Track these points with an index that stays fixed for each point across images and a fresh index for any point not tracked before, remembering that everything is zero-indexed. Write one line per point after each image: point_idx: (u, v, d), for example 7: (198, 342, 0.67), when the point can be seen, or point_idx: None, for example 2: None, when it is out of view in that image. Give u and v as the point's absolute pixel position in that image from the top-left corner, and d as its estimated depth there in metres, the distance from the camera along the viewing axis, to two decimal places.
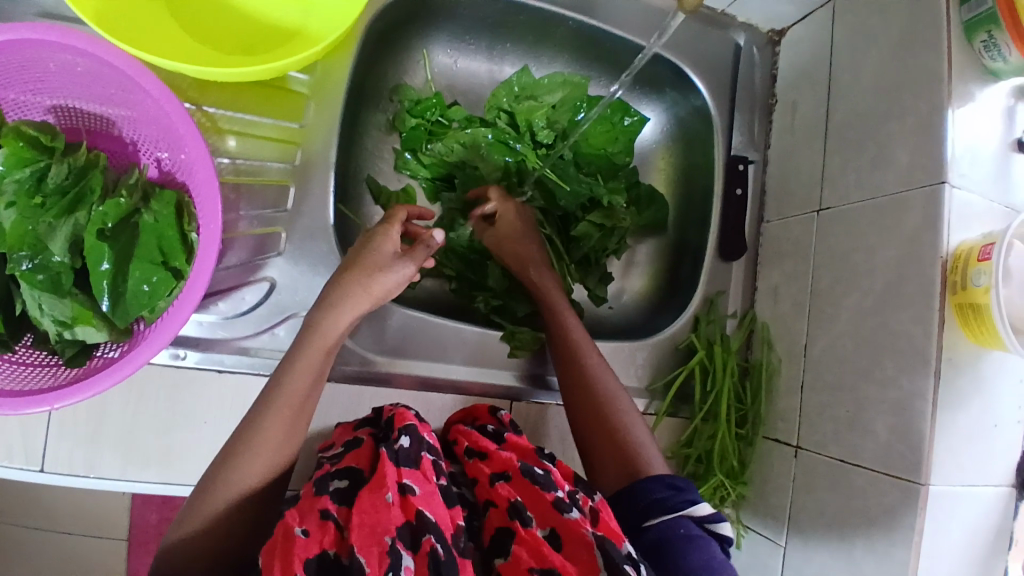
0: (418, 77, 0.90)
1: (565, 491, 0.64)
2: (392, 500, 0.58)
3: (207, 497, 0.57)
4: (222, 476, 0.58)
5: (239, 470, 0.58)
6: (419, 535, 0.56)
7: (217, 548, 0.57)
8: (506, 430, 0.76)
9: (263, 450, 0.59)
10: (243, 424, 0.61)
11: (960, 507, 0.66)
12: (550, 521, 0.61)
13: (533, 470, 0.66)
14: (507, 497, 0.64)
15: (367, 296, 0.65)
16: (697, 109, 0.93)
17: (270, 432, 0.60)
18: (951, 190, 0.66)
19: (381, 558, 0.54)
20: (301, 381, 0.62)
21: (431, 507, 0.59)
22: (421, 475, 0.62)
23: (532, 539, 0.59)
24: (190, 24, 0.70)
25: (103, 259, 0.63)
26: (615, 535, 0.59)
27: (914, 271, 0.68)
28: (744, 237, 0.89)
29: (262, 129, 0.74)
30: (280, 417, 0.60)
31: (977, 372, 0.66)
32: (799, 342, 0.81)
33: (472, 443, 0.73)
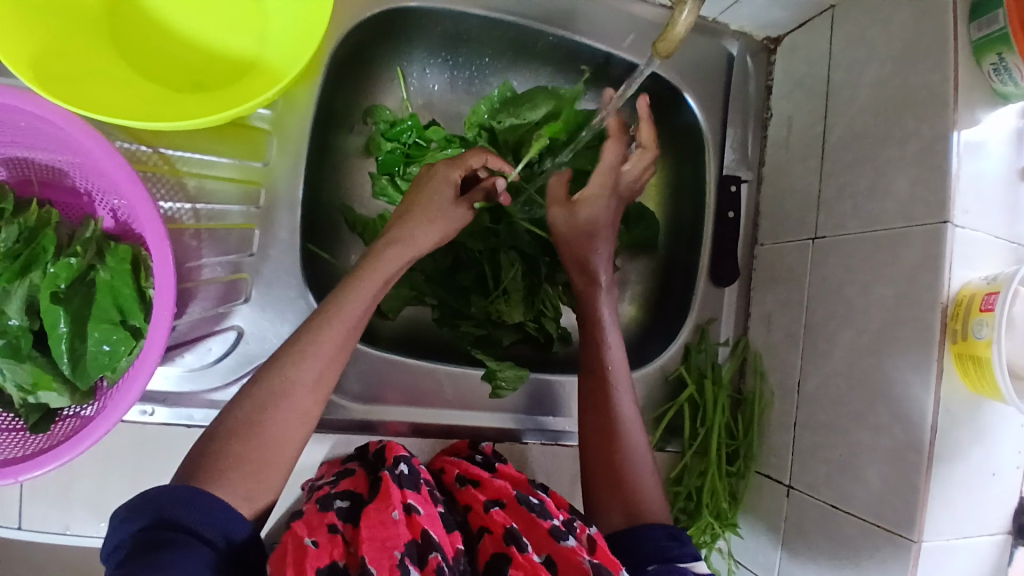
0: (394, 97, 0.85)
1: (560, 519, 0.63)
2: (398, 517, 0.57)
3: (254, 409, 0.54)
4: (272, 391, 0.55)
5: (291, 384, 0.56)
6: (426, 553, 0.56)
7: (266, 463, 0.53)
8: (493, 460, 0.75)
9: (312, 367, 0.57)
10: (296, 341, 0.57)
11: (953, 559, 0.64)
12: (545, 548, 0.60)
13: (529, 499, 0.65)
14: (503, 523, 0.62)
15: (428, 236, 0.67)
16: (687, 124, 0.88)
17: (322, 350, 0.58)
18: (954, 230, 0.61)
19: (392, 569, 0.53)
20: (358, 303, 0.60)
21: (435, 528, 0.59)
22: (424, 498, 0.62)
23: (528, 563, 0.57)
24: (140, 63, 0.67)
25: (59, 321, 0.62)
26: (610, 563, 0.57)
27: (912, 315, 0.64)
28: (736, 261, 0.86)
29: (222, 169, 0.71)
30: (336, 334, 0.59)
31: (975, 420, 0.63)
32: (792, 375, 0.78)
33: (464, 471, 0.72)
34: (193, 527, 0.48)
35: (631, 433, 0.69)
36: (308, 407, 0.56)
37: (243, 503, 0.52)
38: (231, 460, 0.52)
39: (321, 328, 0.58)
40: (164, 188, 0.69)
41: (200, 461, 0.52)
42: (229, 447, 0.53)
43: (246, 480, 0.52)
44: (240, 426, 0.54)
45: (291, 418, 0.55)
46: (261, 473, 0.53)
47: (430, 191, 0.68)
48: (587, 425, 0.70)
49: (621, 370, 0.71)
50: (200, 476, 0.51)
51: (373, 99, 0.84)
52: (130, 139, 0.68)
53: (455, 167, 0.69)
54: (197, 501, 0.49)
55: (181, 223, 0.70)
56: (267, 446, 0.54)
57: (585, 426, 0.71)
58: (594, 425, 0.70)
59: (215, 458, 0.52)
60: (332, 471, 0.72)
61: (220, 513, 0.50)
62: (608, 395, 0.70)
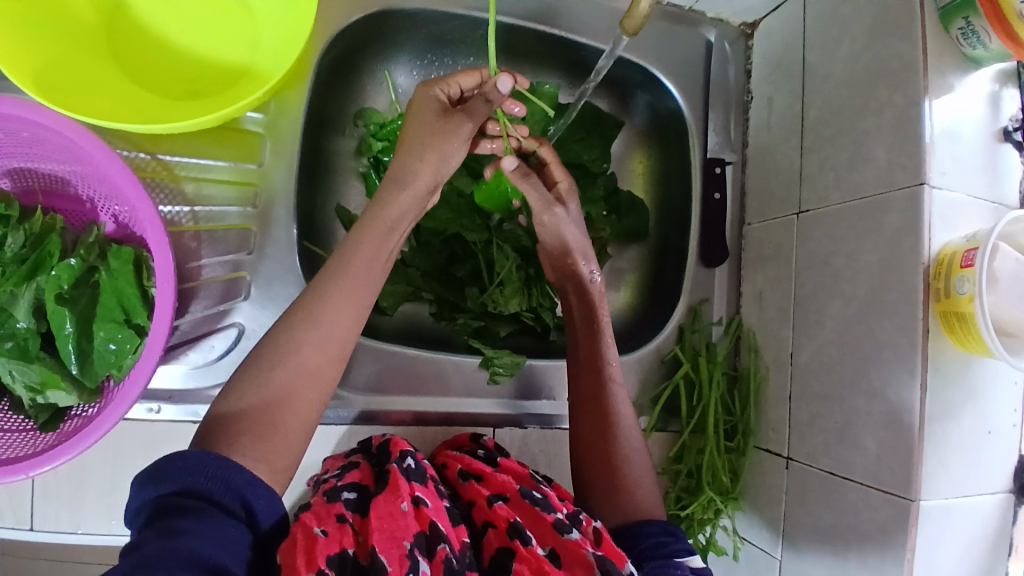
0: (383, 99, 0.87)
1: (564, 512, 0.62)
2: (406, 508, 0.56)
3: (269, 364, 0.55)
4: (281, 352, 0.55)
5: (298, 344, 0.55)
6: (434, 544, 0.54)
7: (277, 425, 0.53)
8: (497, 454, 0.73)
9: (320, 328, 0.56)
10: (304, 302, 0.57)
11: (955, 519, 0.64)
12: (550, 541, 0.58)
13: (533, 493, 0.63)
14: (507, 517, 0.60)
15: (426, 167, 0.62)
16: (671, 111, 0.90)
17: (331, 309, 0.57)
18: (932, 190, 0.62)
19: (401, 560, 0.51)
20: (368, 255, 0.60)
21: (443, 520, 0.57)
22: (431, 492, 0.60)
23: (534, 556, 0.56)
24: (137, 74, 0.70)
25: (65, 322, 0.64)
26: (616, 556, 0.56)
27: (897, 277, 0.64)
28: (724, 242, 0.87)
29: (220, 172, 0.73)
30: (347, 293, 0.58)
31: (966, 378, 0.63)
32: (785, 349, 0.79)
33: (467, 466, 0.70)
34: (209, 494, 0.48)
35: (621, 434, 0.68)
36: (320, 368, 0.56)
37: (259, 465, 0.52)
38: (245, 422, 0.53)
39: (331, 285, 0.58)
40: (164, 194, 0.72)
41: (217, 424, 0.53)
42: (241, 409, 0.53)
43: (260, 442, 0.52)
44: (251, 385, 0.54)
45: (300, 376, 0.55)
46: (272, 436, 0.53)
47: (412, 122, 0.63)
48: (581, 428, 0.70)
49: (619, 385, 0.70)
50: (213, 440, 0.51)
51: (362, 103, 0.86)
52: (129, 147, 0.71)
53: (437, 86, 0.64)
54: (210, 466, 0.49)
55: (181, 225, 0.72)
56: (277, 406, 0.54)
57: (579, 430, 0.70)
58: (591, 429, 0.69)
59: (230, 420, 0.53)
60: (337, 464, 0.69)
61: (237, 479, 0.50)
62: (607, 406, 0.69)
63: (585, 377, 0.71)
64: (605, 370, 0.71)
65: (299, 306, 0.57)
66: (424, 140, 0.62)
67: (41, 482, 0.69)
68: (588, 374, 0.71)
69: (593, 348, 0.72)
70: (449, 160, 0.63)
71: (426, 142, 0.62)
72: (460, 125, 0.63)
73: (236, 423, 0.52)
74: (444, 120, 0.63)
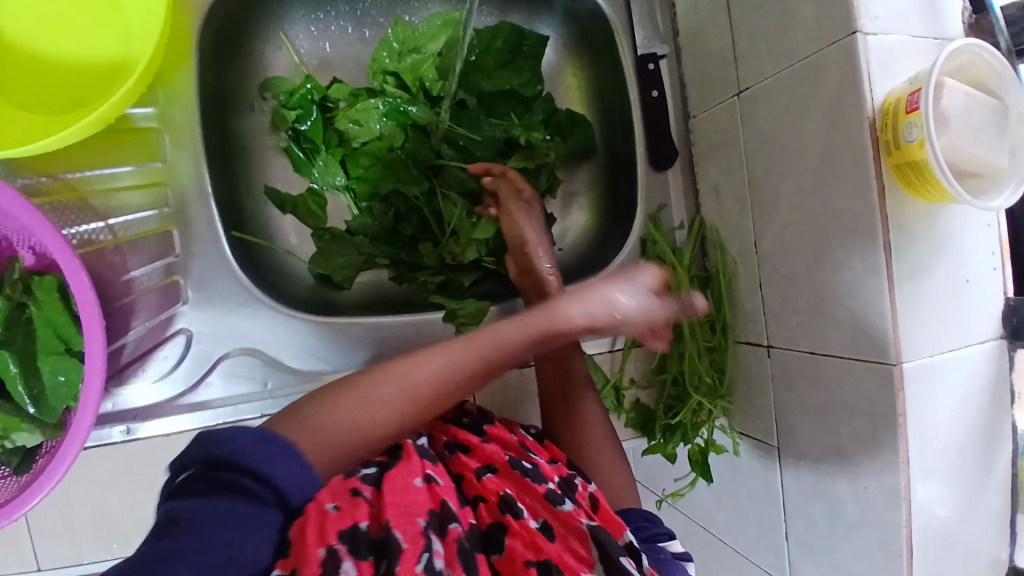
0: (286, 64, 0.82)
1: (555, 481, 0.62)
2: (421, 484, 0.58)
3: (315, 421, 0.52)
4: (400, 376, 0.56)
5: (350, 408, 0.53)
6: (446, 523, 0.54)
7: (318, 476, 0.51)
8: (484, 421, 0.71)
9: (441, 360, 0.57)
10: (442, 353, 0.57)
11: (943, 376, 0.62)
12: (542, 513, 0.58)
13: (522, 463, 0.63)
14: (497, 490, 0.60)
15: (533, 333, 0.59)
16: (591, 14, 0.84)
17: (388, 388, 0.55)
18: (866, 38, 0.57)
19: (415, 536, 0.51)
20: (439, 360, 0.57)
21: (453, 498, 0.58)
22: (442, 471, 0.62)
23: (526, 530, 0.56)
24: (14, 95, 0.66)
25: (7, 364, 0.63)
26: (613, 526, 0.57)
27: (843, 138, 0.60)
28: (671, 141, 0.83)
29: (126, 178, 0.70)
30: (484, 357, 0.58)
31: (932, 230, 0.60)
32: (748, 238, 0.75)
33: (453, 438, 0.69)
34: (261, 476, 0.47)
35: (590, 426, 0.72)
36: (370, 428, 0.54)
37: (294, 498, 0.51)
38: (299, 428, 0.51)
39: (470, 341, 0.58)
40: (75, 215, 0.69)
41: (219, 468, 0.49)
42: (305, 446, 0.50)
43: (323, 447, 0.51)
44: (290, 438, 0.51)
45: (343, 433, 0.52)
46: (315, 481, 0.51)
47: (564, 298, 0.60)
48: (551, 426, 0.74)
49: (586, 381, 0.74)
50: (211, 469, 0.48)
51: (266, 73, 0.82)
52: (29, 174, 0.68)
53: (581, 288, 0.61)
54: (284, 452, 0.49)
55: (99, 242, 0.70)
56: (323, 454, 0.51)
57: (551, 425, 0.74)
58: (563, 425, 0.73)
59: (298, 447, 0.50)
60: None
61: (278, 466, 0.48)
62: (574, 401, 0.73)
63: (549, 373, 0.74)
64: (570, 367, 0.73)
65: (354, 387, 0.55)
66: (546, 318, 0.59)
67: (33, 520, 0.70)
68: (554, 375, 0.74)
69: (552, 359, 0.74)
70: (512, 339, 0.58)
71: (519, 326, 0.59)
72: (591, 299, 0.59)
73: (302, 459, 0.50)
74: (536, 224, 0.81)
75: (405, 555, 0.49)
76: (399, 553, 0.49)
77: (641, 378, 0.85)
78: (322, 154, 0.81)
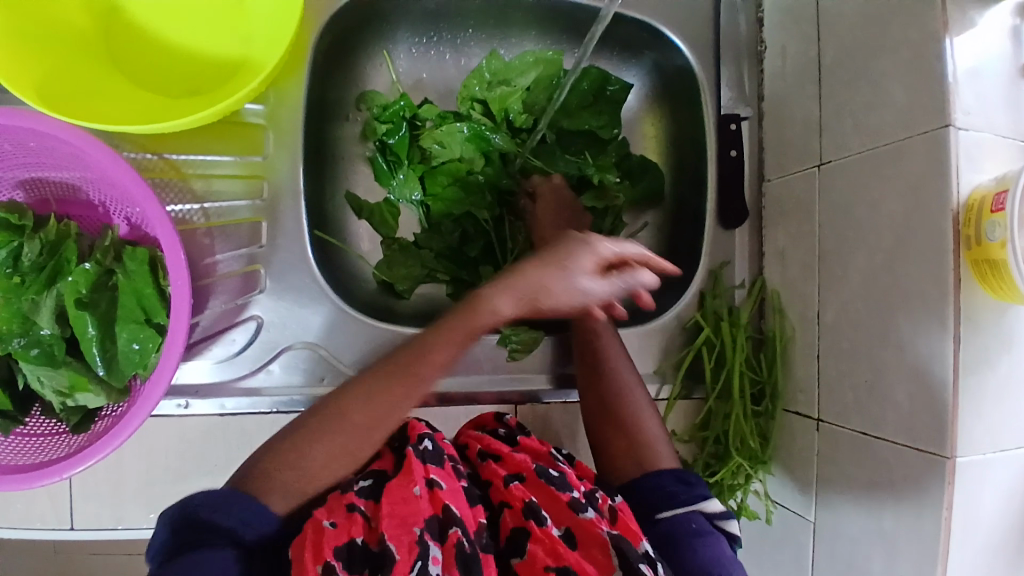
0: (383, 81, 0.86)
1: (580, 490, 0.61)
2: (419, 493, 0.57)
3: (302, 439, 0.59)
4: (336, 420, 0.59)
5: (324, 434, 0.59)
6: (447, 528, 0.55)
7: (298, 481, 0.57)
8: (517, 433, 0.72)
9: (371, 406, 0.60)
10: (353, 386, 0.61)
11: (994, 474, 0.61)
12: (564, 521, 0.58)
13: (548, 471, 0.63)
14: (522, 497, 0.60)
15: (467, 323, 0.60)
16: (681, 69, 0.87)
17: (353, 410, 0.60)
18: (957, 132, 0.58)
19: (411, 546, 0.53)
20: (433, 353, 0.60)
21: (458, 502, 0.58)
22: (448, 473, 0.61)
23: (547, 536, 0.56)
24: (138, 76, 0.71)
25: (87, 326, 0.65)
26: (631, 534, 0.57)
27: (924, 225, 0.61)
28: (743, 201, 0.84)
29: (226, 167, 0.73)
30: (400, 380, 0.60)
31: (1002, 327, 0.60)
32: (810, 308, 0.76)
33: (485, 446, 0.70)
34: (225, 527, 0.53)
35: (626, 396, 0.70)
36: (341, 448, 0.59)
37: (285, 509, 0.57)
38: (279, 465, 0.57)
39: (392, 381, 0.60)
40: (173, 193, 0.72)
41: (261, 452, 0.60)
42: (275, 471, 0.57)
43: (292, 484, 0.57)
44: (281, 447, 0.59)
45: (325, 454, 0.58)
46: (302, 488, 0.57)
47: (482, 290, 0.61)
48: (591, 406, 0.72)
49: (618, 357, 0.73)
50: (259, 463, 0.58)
51: (363, 85, 0.85)
52: (135, 149, 0.72)
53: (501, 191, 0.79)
54: (227, 504, 0.54)
55: (193, 223, 0.73)
56: (303, 472, 0.58)
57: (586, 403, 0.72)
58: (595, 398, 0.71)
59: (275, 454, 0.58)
60: None
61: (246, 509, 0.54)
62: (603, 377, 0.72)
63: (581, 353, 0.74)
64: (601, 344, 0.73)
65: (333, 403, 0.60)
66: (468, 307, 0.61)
67: (79, 482, 0.70)
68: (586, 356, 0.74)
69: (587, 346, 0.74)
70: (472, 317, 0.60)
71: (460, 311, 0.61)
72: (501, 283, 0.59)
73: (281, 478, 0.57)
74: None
75: (398, 565, 0.52)
76: (393, 564, 0.52)
77: (681, 431, 0.84)
78: (404, 168, 0.84)
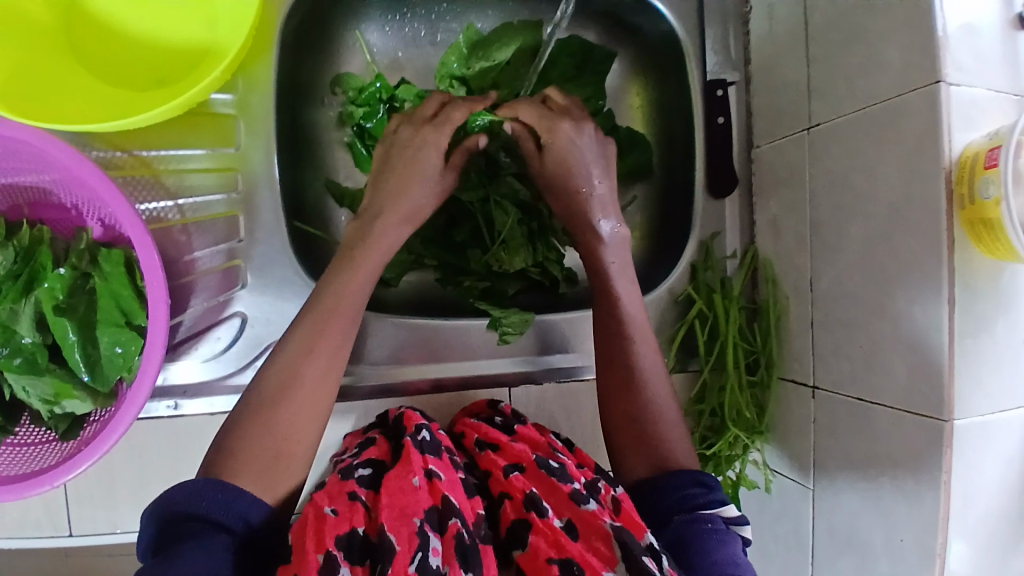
0: (358, 61, 0.83)
1: (581, 482, 0.61)
2: (418, 483, 0.57)
3: (265, 411, 0.56)
4: (283, 385, 0.57)
5: (287, 394, 0.57)
6: (446, 519, 0.54)
7: (277, 459, 0.55)
8: (515, 421, 0.72)
9: (318, 356, 0.59)
10: (296, 334, 0.60)
11: (993, 437, 0.61)
12: (566, 512, 0.58)
13: (549, 463, 0.62)
14: (523, 488, 0.60)
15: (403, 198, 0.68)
16: (665, 36, 0.84)
17: (313, 362, 0.59)
18: (949, 88, 0.57)
19: (410, 537, 0.52)
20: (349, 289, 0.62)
21: (456, 493, 0.57)
22: (446, 464, 0.61)
23: (550, 528, 0.55)
24: (99, 69, 0.68)
25: (67, 331, 0.64)
26: (636, 528, 0.55)
27: (918, 187, 0.59)
28: (732, 169, 0.82)
29: (198, 161, 0.71)
30: (331, 316, 0.61)
31: (998, 289, 0.59)
32: (804, 276, 0.75)
33: (484, 435, 0.69)
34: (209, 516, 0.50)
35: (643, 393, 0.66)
36: (310, 407, 0.58)
37: (265, 492, 0.54)
38: (247, 455, 0.54)
39: (324, 320, 0.61)
40: (145, 191, 0.70)
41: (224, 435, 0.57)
42: (244, 445, 0.55)
43: (264, 474, 0.54)
44: (245, 425, 0.56)
45: (292, 419, 0.56)
46: (278, 466, 0.55)
47: (412, 157, 0.69)
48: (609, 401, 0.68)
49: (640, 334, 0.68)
50: (219, 463, 0.54)
51: (337, 67, 0.83)
52: (103, 147, 0.70)
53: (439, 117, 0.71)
54: (209, 494, 0.51)
55: (168, 220, 0.71)
56: (275, 443, 0.55)
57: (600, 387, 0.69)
58: (610, 383, 0.68)
59: (239, 439, 0.55)
60: (355, 442, 0.70)
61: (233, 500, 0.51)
62: (621, 362, 0.67)
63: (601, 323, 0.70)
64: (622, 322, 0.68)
65: (288, 360, 0.59)
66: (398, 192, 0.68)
67: (73, 487, 0.70)
68: (607, 331, 0.69)
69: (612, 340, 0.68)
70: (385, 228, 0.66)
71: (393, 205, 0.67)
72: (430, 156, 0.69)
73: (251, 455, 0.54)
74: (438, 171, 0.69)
75: (398, 557, 0.51)
76: (392, 556, 0.51)
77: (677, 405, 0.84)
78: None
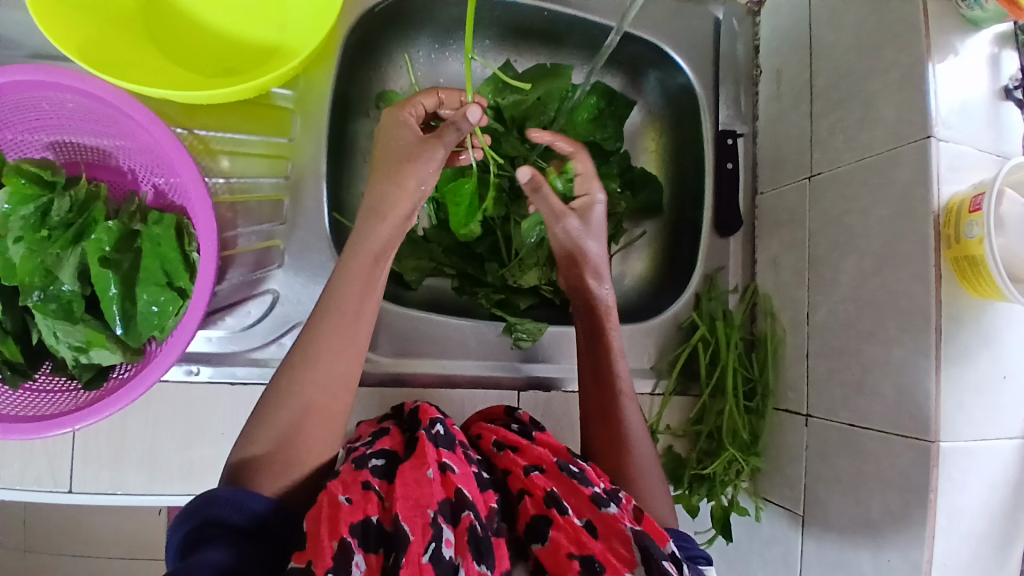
0: (403, 81, 0.91)
1: (602, 486, 0.62)
2: (433, 475, 0.59)
3: (273, 410, 0.60)
4: (286, 393, 0.60)
5: (295, 389, 0.60)
6: (459, 511, 0.56)
7: (292, 460, 0.58)
8: (530, 427, 0.72)
9: (321, 366, 0.61)
10: (300, 345, 0.62)
11: (976, 463, 0.65)
12: (586, 512, 0.59)
13: (569, 466, 0.64)
14: (543, 486, 0.62)
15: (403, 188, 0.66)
16: (683, 88, 0.93)
17: (325, 355, 0.62)
18: (939, 143, 0.64)
19: (424, 528, 0.55)
20: (356, 289, 0.64)
21: (469, 486, 0.59)
22: (459, 458, 0.62)
23: (570, 525, 0.58)
24: (175, 54, 0.74)
25: (109, 284, 0.66)
26: (658, 534, 0.56)
27: (910, 226, 0.66)
28: (738, 209, 0.90)
29: (252, 146, 0.76)
30: (342, 326, 0.63)
31: (980, 322, 0.65)
32: (801, 311, 0.81)
33: (501, 437, 0.70)
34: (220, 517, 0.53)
35: (631, 442, 0.71)
36: (325, 404, 0.61)
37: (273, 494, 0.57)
38: (262, 464, 0.58)
39: (331, 318, 0.63)
40: (200, 166, 0.75)
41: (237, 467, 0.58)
42: (256, 451, 0.58)
43: (278, 479, 0.58)
44: (258, 431, 0.59)
45: (304, 416, 0.60)
46: (290, 472, 0.58)
47: (388, 142, 0.67)
48: (591, 436, 0.73)
49: (625, 394, 0.73)
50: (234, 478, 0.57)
51: (384, 83, 0.90)
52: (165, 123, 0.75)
53: (405, 108, 0.69)
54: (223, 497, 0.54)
55: (216, 196, 0.75)
56: (285, 443, 0.58)
57: (589, 434, 0.74)
58: (599, 436, 0.72)
59: (250, 460, 0.58)
60: (369, 430, 0.71)
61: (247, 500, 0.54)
62: (611, 413, 0.72)
63: (589, 381, 0.75)
64: (613, 379, 0.73)
65: (300, 354, 0.62)
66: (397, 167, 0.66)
67: (82, 443, 0.70)
68: (595, 384, 0.74)
69: (604, 392, 0.73)
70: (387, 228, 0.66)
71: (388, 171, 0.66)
72: (433, 150, 0.66)
73: (262, 455, 0.58)
74: (421, 144, 0.66)
75: (411, 547, 0.54)
76: (406, 546, 0.54)
77: (676, 426, 0.88)
78: None
